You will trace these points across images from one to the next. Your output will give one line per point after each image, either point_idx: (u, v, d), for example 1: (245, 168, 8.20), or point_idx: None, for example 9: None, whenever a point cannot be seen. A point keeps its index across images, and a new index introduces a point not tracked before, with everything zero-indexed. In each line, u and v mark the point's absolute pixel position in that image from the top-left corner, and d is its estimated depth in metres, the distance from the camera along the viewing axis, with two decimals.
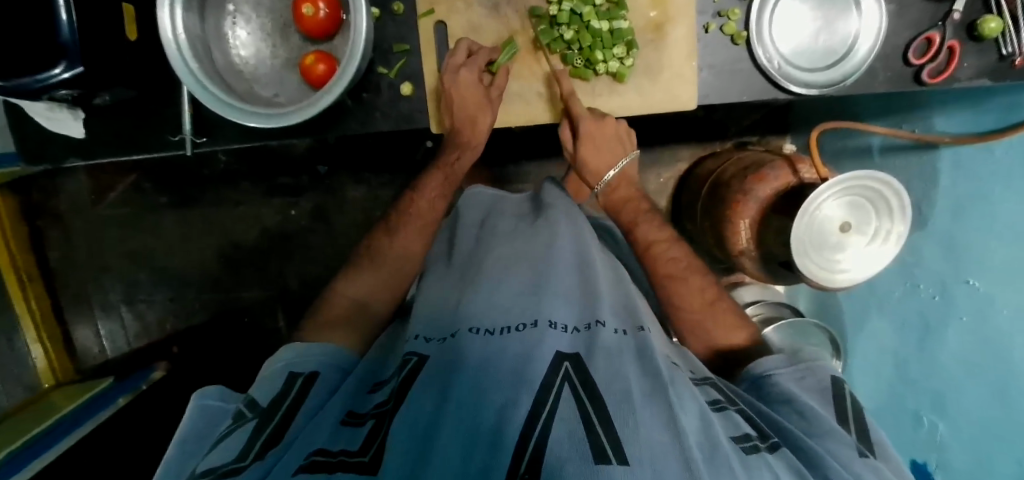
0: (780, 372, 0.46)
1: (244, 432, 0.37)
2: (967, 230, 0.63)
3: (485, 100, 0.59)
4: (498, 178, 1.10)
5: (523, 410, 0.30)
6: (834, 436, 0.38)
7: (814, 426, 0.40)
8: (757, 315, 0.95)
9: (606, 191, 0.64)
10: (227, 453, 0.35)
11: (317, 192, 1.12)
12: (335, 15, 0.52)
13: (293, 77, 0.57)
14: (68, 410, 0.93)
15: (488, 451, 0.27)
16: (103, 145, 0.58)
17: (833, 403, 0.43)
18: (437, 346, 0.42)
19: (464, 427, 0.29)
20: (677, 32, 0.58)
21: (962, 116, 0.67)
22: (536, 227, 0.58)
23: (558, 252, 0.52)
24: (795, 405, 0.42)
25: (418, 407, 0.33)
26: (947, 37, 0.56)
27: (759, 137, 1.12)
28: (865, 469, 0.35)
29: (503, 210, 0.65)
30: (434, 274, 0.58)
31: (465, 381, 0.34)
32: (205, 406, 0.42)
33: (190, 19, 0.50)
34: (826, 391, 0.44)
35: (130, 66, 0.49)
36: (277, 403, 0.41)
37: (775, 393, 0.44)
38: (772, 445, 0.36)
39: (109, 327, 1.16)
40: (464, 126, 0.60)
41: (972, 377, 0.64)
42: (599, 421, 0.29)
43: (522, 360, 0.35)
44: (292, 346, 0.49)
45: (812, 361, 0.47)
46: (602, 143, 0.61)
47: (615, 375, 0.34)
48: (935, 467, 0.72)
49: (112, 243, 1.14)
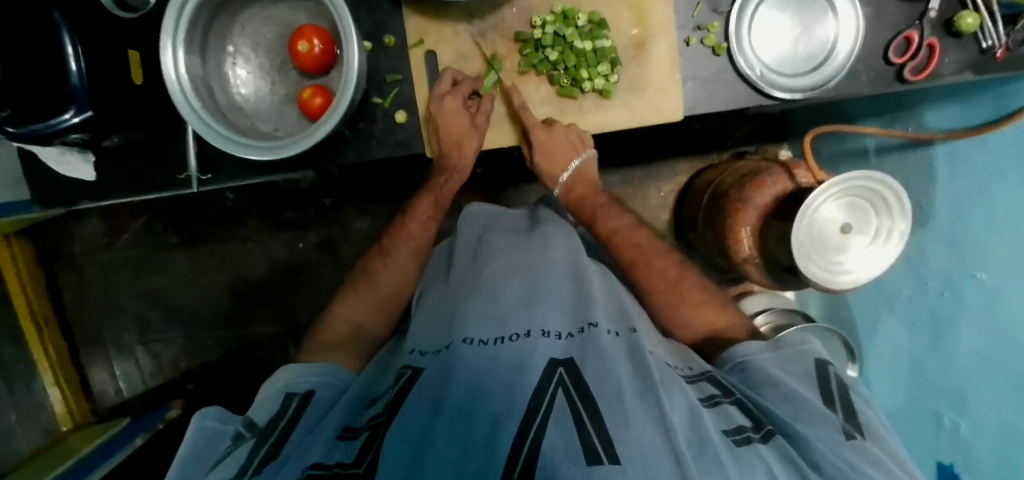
0: (764, 358, 0.46)
1: (243, 450, 0.37)
2: (969, 223, 0.63)
3: (471, 127, 0.62)
4: (501, 202, 1.12)
5: (517, 416, 0.31)
6: (821, 420, 0.37)
7: (799, 409, 0.39)
8: (768, 323, 0.94)
9: (564, 191, 0.69)
10: (228, 471, 0.35)
11: (322, 224, 1.14)
12: (328, 50, 0.55)
13: (293, 111, 0.59)
14: (82, 456, 0.91)
15: (480, 460, 0.28)
16: (112, 186, 0.60)
17: (817, 384, 0.42)
18: (433, 359, 0.42)
19: (459, 434, 0.30)
20: (659, 47, 0.59)
21: (951, 110, 0.68)
22: (530, 239, 0.59)
23: (550, 262, 0.52)
24: (779, 388, 0.41)
25: (413, 415, 0.33)
26: (925, 35, 0.57)
27: (756, 147, 1.13)
28: (855, 453, 0.34)
29: (500, 224, 0.66)
30: (431, 291, 0.59)
31: (458, 391, 0.34)
32: (208, 428, 0.42)
33: (192, 61, 0.52)
34: (809, 375, 0.43)
35: (137, 109, 0.52)
36: (275, 423, 0.41)
37: (761, 376, 0.44)
38: (765, 434, 0.36)
39: (125, 368, 1.16)
40: (452, 151, 0.63)
41: (986, 368, 0.61)
42: (590, 421, 0.30)
43: (516, 368, 0.36)
44: (289, 366, 0.49)
45: (795, 345, 0.47)
46: (554, 148, 0.64)
47: (605, 376, 0.35)
48: (960, 468, 0.67)
49: (125, 283, 1.16)
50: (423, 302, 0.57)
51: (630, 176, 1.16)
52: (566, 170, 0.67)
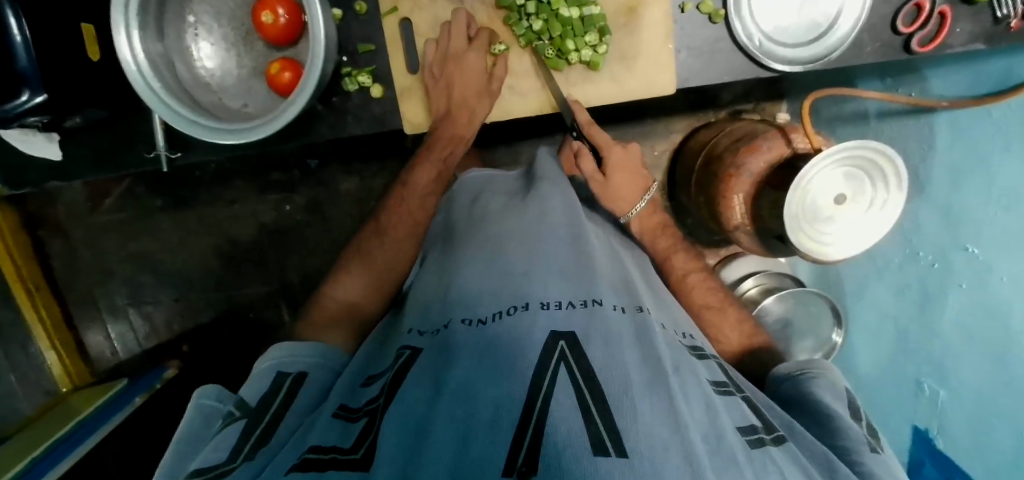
0: (803, 375, 0.51)
1: (236, 428, 0.39)
2: (965, 195, 0.62)
3: (487, 94, 0.61)
4: (489, 163, 1.09)
5: (518, 399, 0.29)
6: (846, 434, 0.42)
7: (827, 424, 0.44)
8: (758, 286, 0.96)
9: (641, 217, 0.65)
10: (222, 450, 0.36)
11: (309, 185, 1.12)
12: (295, 20, 0.52)
13: (260, 84, 0.56)
14: (83, 416, 0.96)
15: (484, 443, 0.26)
16: (79, 165, 0.58)
17: (847, 403, 0.48)
18: (430, 339, 0.41)
19: (461, 422, 0.28)
20: (651, 14, 0.57)
21: (954, 78, 0.65)
22: (528, 203, 0.57)
23: (552, 230, 0.52)
24: (810, 405, 0.47)
25: (411, 404, 0.32)
26: (937, 2, 0.56)
27: (754, 104, 1.10)
28: (877, 462, 0.39)
29: (498, 187, 0.65)
30: (433, 257, 0.59)
31: (461, 373, 0.33)
32: (205, 407, 0.43)
33: (148, 38, 0.49)
34: (841, 395, 0.49)
35: (100, 88, 0.50)
36: (268, 404, 0.43)
37: (798, 392, 0.50)
38: (776, 438, 0.38)
39: (119, 330, 1.19)
40: (456, 121, 0.62)
41: (970, 341, 0.64)
42: (596, 409, 0.28)
43: (516, 345, 0.35)
44: (282, 344, 0.51)
45: (832, 371, 0.53)
46: (627, 170, 0.63)
47: (612, 361, 0.33)
48: (935, 433, 0.72)
49: (114, 248, 1.15)
50: (423, 272, 0.57)
51: (621, 136, 1.13)
52: (645, 197, 0.65)
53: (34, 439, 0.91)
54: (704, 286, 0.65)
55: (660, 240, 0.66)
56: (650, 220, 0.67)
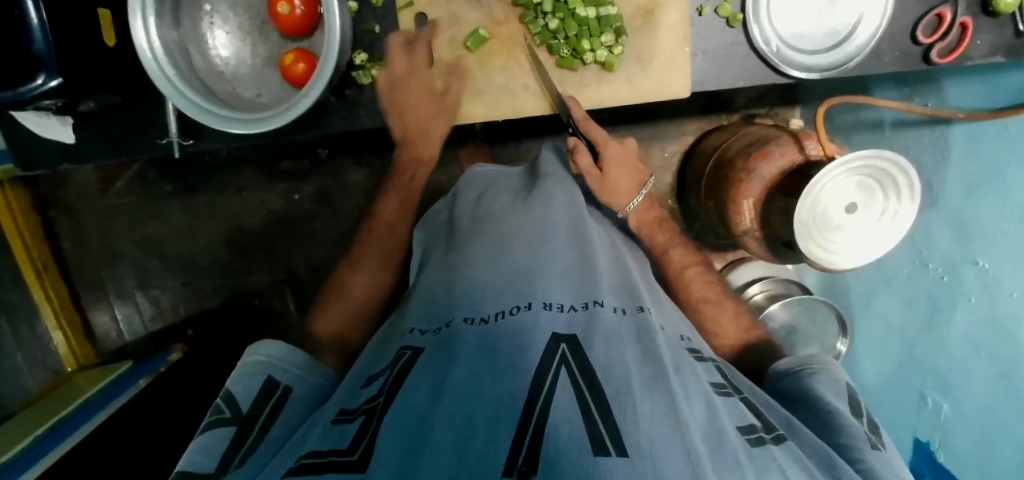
0: (803, 372, 0.51)
1: (224, 437, 0.40)
2: (979, 208, 0.62)
3: (498, 91, 0.61)
4: (498, 160, 1.09)
5: (519, 396, 0.29)
6: (846, 432, 0.42)
7: (827, 421, 0.44)
8: (764, 292, 0.95)
9: (637, 210, 0.64)
10: (210, 461, 0.37)
11: (317, 175, 1.12)
12: (311, 12, 0.52)
13: (274, 74, 0.56)
14: (88, 396, 0.97)
15: (485, 440, 0.26)
16: (92, 149, 0.59)
17: (848, 401, 0.48)
18: (431, 339, 0.41)
19: (462, 419, 0.28)
20: (667, 16, 0.57)
21: (973, 90, 0.65)
22: (533, 201, 0.57)
23: (556, 229, 0.52)
24: (810, 402, 0.47)
25: (410, 404, 0.32)
26: (960, 13, 0.55)
27: (768, 109, 1.08)
28: (878, 460, 0.39)
29: (503, 185, 0.65)
30: (434, 256, 0.59)
31: (463, 371, 0.33)
32: None
33: (164, 26, 0.49)
34: (842, 391, 0.49)
35: (115, 73, 0.50)
36: (257, 413, 0.43)
37: (798, 389, 0.49)
38: (776, 437, 0.37)
39: (125, 312, 1.20)
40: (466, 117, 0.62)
41: (976, 353, 0.64)
42: (596, 408, 0.28)
43: (518, 343, 0.35)
44: (273, 341, 0.51)
45: (834, 367, 0.53)
46: (623, 164, 0.63)
47: (613, 363, 0.34)
48: (938, 445, 0.72)
49: (123, 231, 1.16)
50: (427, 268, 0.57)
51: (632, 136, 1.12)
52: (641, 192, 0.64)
53: (40, 416, 0.92)
54: (701, 280, 0.65)
55: (659, 235, 0.66)
56: (647, 214, 0.66)
